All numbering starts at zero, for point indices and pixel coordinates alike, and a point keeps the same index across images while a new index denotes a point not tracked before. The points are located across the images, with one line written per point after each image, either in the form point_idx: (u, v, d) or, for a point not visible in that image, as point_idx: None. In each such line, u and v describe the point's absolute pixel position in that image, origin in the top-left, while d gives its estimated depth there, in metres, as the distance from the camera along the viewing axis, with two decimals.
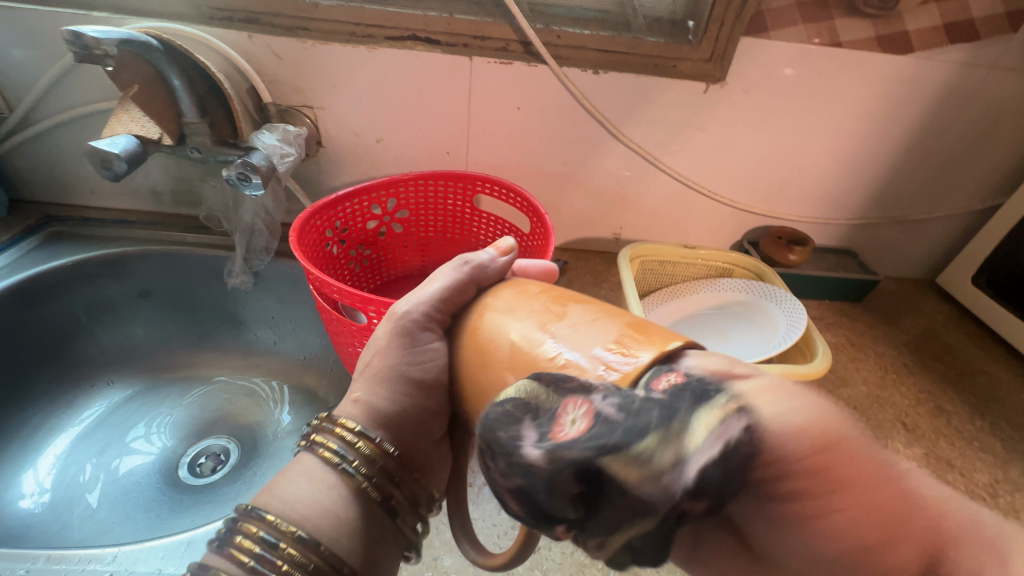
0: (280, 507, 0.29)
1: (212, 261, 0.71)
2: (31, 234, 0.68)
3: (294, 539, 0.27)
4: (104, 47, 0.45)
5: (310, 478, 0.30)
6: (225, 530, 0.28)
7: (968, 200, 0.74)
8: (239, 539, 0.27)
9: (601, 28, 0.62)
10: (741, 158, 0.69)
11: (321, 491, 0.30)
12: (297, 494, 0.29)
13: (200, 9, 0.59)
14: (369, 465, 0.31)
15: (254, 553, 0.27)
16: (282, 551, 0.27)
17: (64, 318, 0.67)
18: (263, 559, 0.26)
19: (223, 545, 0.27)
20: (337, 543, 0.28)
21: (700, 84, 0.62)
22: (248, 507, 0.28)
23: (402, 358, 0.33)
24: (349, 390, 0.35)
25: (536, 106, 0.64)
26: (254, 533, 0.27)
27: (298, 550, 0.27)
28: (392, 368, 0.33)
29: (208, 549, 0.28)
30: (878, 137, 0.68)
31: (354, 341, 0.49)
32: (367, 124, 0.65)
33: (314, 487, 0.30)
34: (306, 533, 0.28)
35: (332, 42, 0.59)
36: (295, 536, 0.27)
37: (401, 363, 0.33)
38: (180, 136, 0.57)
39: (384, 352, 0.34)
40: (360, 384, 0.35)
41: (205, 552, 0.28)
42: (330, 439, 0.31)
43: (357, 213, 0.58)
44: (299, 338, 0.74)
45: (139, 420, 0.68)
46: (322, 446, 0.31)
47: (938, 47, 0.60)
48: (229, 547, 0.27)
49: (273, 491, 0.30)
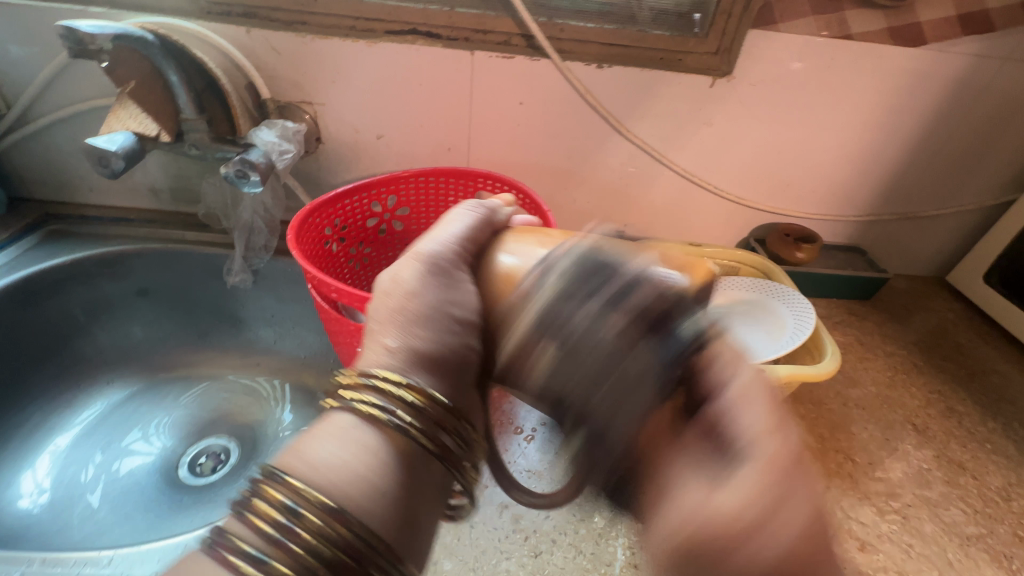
0: (304, 471, 0.26)
1: (212, 259, 0.70)
2: (29, 232, 0.68)
3: (323, 508, 0.25)
4: (99, 42, 0.44)
5: (339, 440, 0.28)
6: (247, 493, 0.26)
7: (980, 197, 0.72)
8: (260, 504, 0.25)
9: (605, 20, 0.60)
10: (747, 154, 0.68)
11: (351, 455, 0.27)
12: (323, 458, 0.27)
13: (198, 3, 0.58)
14: (418, 415, 0.29)
15: (276, 521, 0.24)
16: (304, 520, 0.24)
17: (64, 318, 0.67)
18: (286, 529, 0.24)
19: (243, 510, 0.25)
20: (370, 509, 0.26)
21: (706, 78, 0.61)
22: (270, 471, 0.26)
23: (440, 295, 0.33)
24: (379, 337, 0.33)
25: (539, 102, 0.63)
26: (276, 498, 0.25)
27: (320, 520, 0.24)
28: (432, 305, 0.33)
29: (228, 511, 0.26)
30: (889, 133, 0.66)
31: (353, 340, 0.48)
32: (367, 120, 0.64)
33: (344, 450, 0.28)
34: (332, 502, 0.25)
35: (331, 37, 0.58)
36: (318, 504, 0.25)
37: (441, 299, 0.33)
38: (179, 133, 0.57)
39: (417, 292, 0.34)
40: (392, 329, 0.33)
41: (225, 515, 0.26)
42: (371, 393, 0.29)
43: (357, 211, 0.58)
44: (299, 337, 0.74)
45: (139, 420, 0.68)
46: (361, 400, 0.29)
47: (952, 39, 0.59)
48: (250, 513, 0.25)
49: (296, 453, 0.27)
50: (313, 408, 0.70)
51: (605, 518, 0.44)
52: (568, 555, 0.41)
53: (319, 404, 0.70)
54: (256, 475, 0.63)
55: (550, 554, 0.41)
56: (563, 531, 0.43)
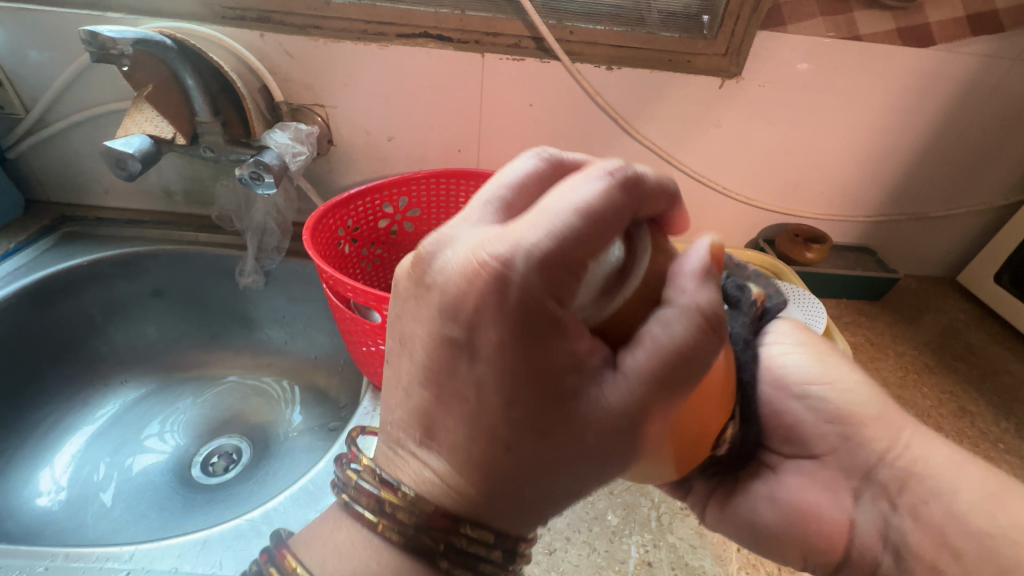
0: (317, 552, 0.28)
1: (224, 260, 0.71)
2: (46, 234, 0.69)
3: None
4: (120, 47, 0.45)
5: (349, 529, 0.28)
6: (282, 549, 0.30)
7: (990, 196, 0.72)
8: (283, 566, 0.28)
9: (614, 23, 0.61)
10: (756, 155, 0.68)
11: (360, 542, 0.28)
12: (339, 540, 0.28)
13: (213, 8, 0.59)
14: (402, 519, 0.26)
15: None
16: None
17: (79, 318, 0.68)
18: None
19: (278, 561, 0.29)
20: None
21: (715, 79, 0.61)
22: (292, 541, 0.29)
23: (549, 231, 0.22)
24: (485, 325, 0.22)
25: (549, 103, 0.63)
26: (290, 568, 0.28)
27: None
28: (538, 243, 0.21)
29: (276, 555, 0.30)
30: (898, 132, 0.66)
31: (367, 340, 0.48)
32: (379, 122, 0.65)
33: (352, 537, 0.28)
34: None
35: (343, 40, 0.59)
36: None
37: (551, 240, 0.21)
38: (193, 136, 0.57)
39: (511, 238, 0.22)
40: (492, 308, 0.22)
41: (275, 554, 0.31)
42: (357, 488, 0.28)
43: (369, 211, 0.58)
44: (310, 337, 0.74)
45: (153, 419, 0.68)
46: (354, 495, 0.29)
47: (961, 40, 0.59)
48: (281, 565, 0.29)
49: (327, 529, 0.30)
50: (324, 408, 0.70)
51: (618, 517, 0.45)
52: (582, 552, 0.42)
53: (329, 404, 0.70)
54: (268, 475, 0.64)
55: (564, 551, 0.42)
56: (576, 529, 0.43)
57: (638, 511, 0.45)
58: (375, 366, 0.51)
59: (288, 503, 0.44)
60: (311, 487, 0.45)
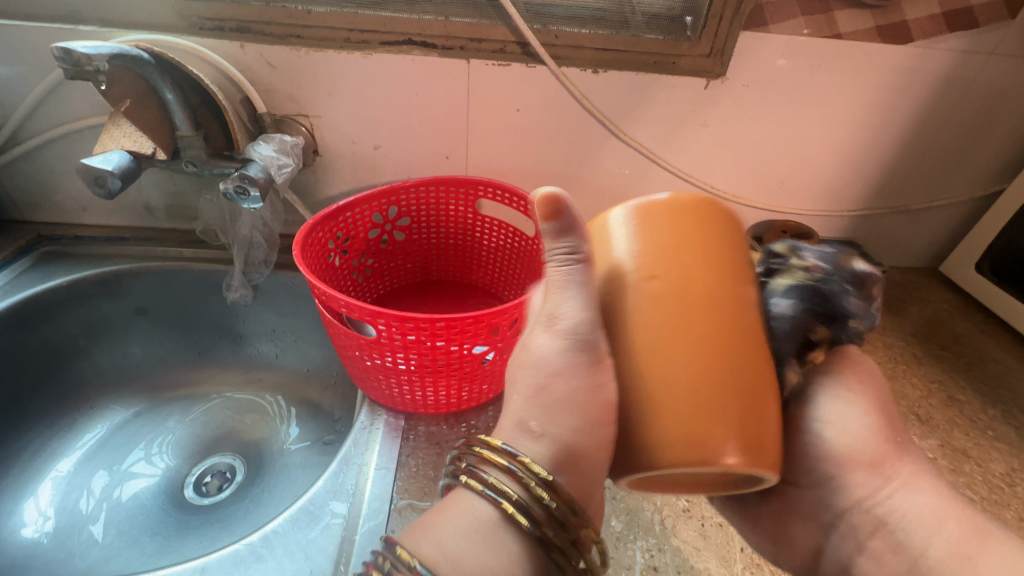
0: (436, 554, 0.29)
1: (211, 275, 0.69)
2: (23, 255, 0.67)
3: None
4: (96, 63, 0.41)
5: (471, 516, 0.30)
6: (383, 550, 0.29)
7: (969, 188, 0.74)
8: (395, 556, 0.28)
9: (599, 26, 0.60)
10: (742, 154, 0.69)
11: (482, 533, 0.30)
12: (456, 538, 0.29)
13: (190, 20, 0.57)
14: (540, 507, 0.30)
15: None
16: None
17: (62, 340, 0.66)
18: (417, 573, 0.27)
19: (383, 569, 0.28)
20: None
21: (699, 80, 0.62)
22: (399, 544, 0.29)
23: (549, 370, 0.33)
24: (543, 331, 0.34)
25: (535, 108, 0.63)
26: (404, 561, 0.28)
27: None
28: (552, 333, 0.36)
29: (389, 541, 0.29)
30: (881, 127, 0.68)
31: (364, 354, 0.47)
32: (364, 131, 0.64)
33: (474, 528, 0.30)
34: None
35: (326, 50, 0.58)
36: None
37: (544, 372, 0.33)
38: (174, 150, 0.56)
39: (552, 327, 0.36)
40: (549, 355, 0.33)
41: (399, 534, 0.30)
42: (494, 474, 0.31)
43: (359, 222, 0.57)
44: (301, 350, 0.73)
45: (140, 442, 0.67)
46: (489, 479, 0.31)
47: (938, 36, 0.60)
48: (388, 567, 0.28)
49: (428, 531, 0.30)
50: (317, 421, 0.69)
51: (622, 522, 0.44)
52: None
53: (323, 417, 0.70)
54: (264, 493, 0.63)
55: None
56: None
57: (642, 515, 0.45)
58: (371, 380, 0.50)
59: (286, 524, 0.42)
60: (311, 507, 0.43)
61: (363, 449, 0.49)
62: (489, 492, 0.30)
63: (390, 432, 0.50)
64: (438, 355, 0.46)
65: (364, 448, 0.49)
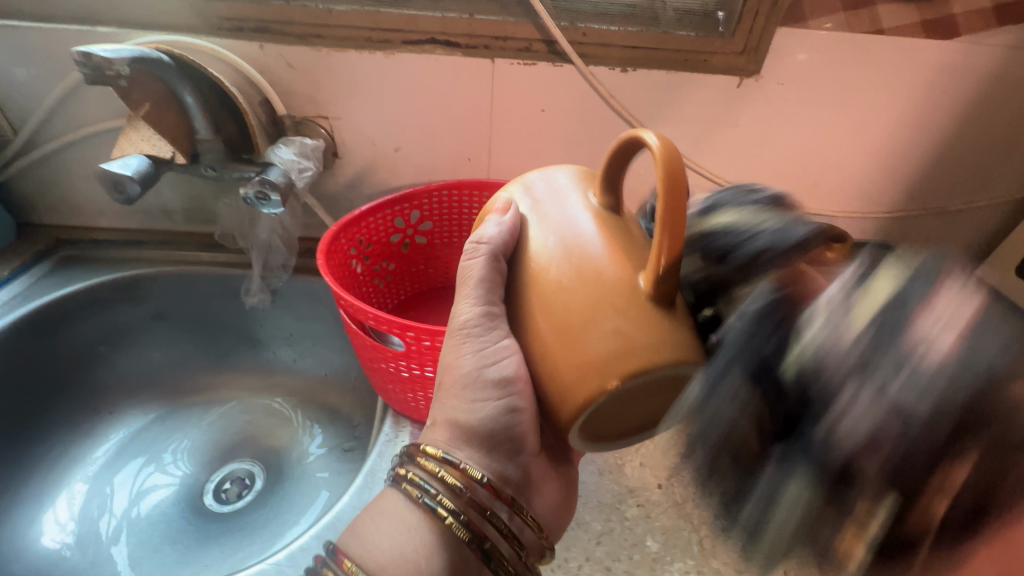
0: (359, 552, 0.34)
1: (230, 280, 0.69)
2: (42, 260, 0.66)
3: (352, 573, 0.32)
4: (117, 67, 0.40)
5: (399, 514, 0.35)
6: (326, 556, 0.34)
7: (1010, 189, 0.71)
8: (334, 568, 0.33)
9: (629, 23, 0.58)
10: (774, 155, 0.67)
11: (403, 533, 0.35)
12: (378, 545, 0.34)
13: (209, 20, 0.56)
14: (455, 498, 0.35)
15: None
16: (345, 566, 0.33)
17: (81, 346, 0.65)
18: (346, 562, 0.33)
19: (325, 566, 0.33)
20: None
21: (733, 78, 0.59)
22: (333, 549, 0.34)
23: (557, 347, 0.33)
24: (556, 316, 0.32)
25: (561, 108, 0.61)
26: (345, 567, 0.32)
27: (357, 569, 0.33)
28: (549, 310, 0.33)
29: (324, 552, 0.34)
30: (921, 127, 0.65)
31: (391, 366, 0.46)
32: (385, 133, 0.63)
33: (394, 536, 0.34)
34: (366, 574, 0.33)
35: (347, 50, 0.56)
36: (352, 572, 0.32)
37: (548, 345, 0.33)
38: (194, 155, 0.55)
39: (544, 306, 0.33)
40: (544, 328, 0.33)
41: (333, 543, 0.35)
42: (421, 468, 0.36)
43: (382, 227, 0.56)
44: (320, 355, 0.72)
45: (159, 448, 0.66)
46: (409, 478, 0.36)
47: (986, 31, 0.57)
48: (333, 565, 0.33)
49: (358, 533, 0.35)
50: (337, 427, 0.68)
51: (659, 541, 0.43)
52: None
53: (343, 423, 0.69)
54: (284, 502, 0.62)
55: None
56: (616, 558, 0.41)
57: (679, 534, 0.43)
58: (397, 391, 0.49)
59: (312, 542, 0.41)
60: (337, 522, 0.43)
61: (388, 463, 0.47)
62: (421, 485, 0.35)
63: (416, 445, 0.49)
64: None
65: (389, 462, 0.48)
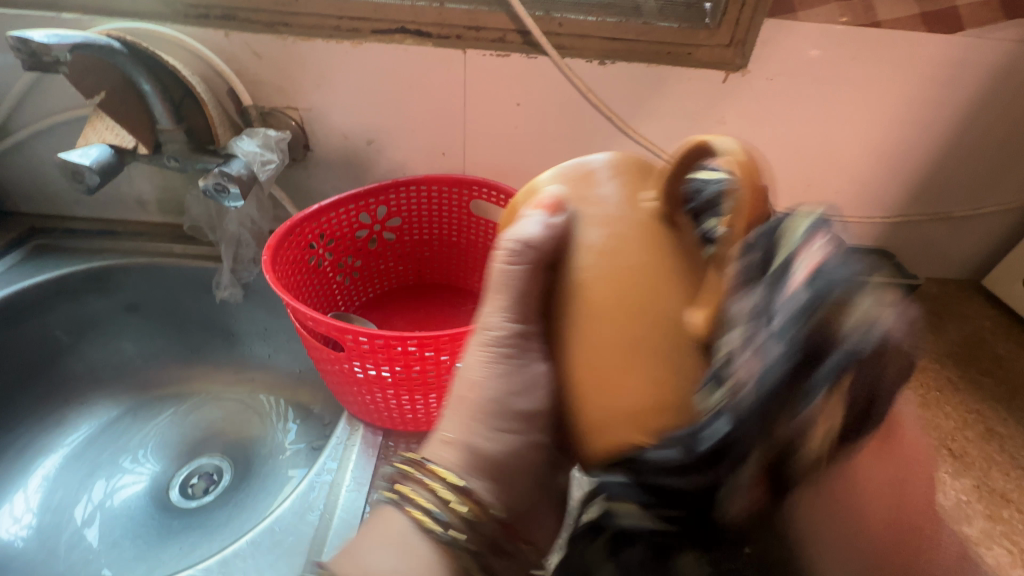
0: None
1: (202, 273, 0.68)
2: (15, 248, 0.66)
3: None
4: (56, 53, 0.39)
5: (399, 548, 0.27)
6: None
7: (1019, 194, 0.67)
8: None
9: (607, 13, 0.56)
10: (764, 154, 0.63)
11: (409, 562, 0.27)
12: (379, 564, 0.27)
13: (174, 6, 0.54)
14: (466, 527, 0.28)
15: None
16: None
17: (52, 336, 0.65)
18: None
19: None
20: None
21: (717, 72, 0.56)
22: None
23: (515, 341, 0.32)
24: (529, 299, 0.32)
25: (537, 102, 0.59)
26: None
27: None
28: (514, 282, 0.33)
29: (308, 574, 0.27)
30: (922, 127, 0.61)
31: (337, 368, 0.45)
32: (356, 126, 0.61)
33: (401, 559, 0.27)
34: None
35: (314, 39, 0.55)
36: None
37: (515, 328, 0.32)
38: (157, 145, 0.54)
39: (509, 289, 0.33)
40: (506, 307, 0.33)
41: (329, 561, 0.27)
42: (418, 492, 0.29)
43: (344, 223, 0.54)
44: (293, 351, 0.71)
45: (127, 441, 0.65)
46: (410, 502, 0.29)
47: (992, 24, 0.53)
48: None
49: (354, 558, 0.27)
50: (307, 425, 0.67)
51: None
52: None
53: (313, 421, 0.67)
54: (248, 499, 0.61)
55: None
56: None
57: None
58: (349, 394, 0.47)
59: (246, 548, 0.41)
60: (275, 529, 0.42)
61: (336, 467, 0.46)
62: (422, 503, 0.28)
63: (366, 449, 0.48)
64: (416, 372, 0.43)
65: (337, 466, 0.46)
